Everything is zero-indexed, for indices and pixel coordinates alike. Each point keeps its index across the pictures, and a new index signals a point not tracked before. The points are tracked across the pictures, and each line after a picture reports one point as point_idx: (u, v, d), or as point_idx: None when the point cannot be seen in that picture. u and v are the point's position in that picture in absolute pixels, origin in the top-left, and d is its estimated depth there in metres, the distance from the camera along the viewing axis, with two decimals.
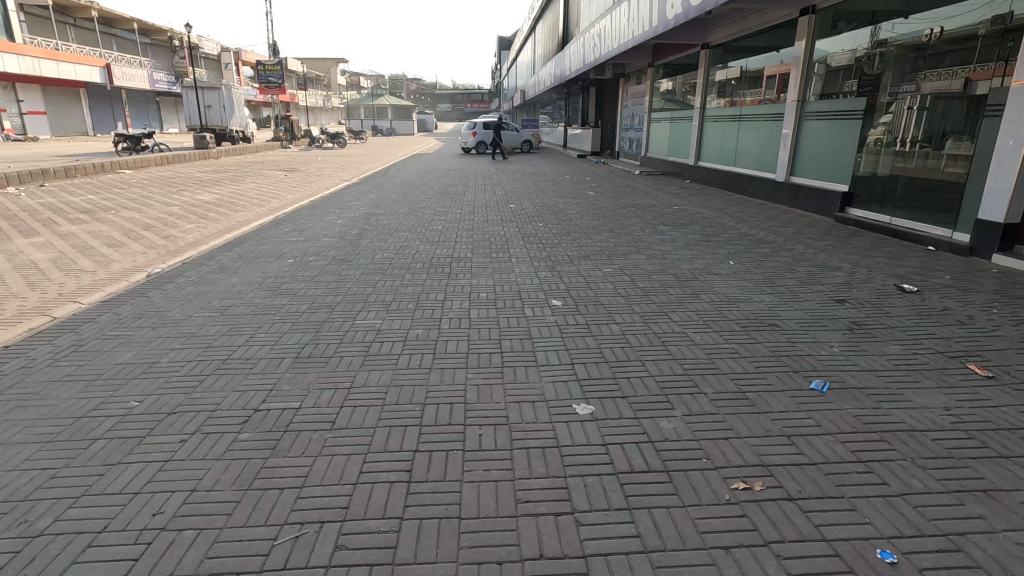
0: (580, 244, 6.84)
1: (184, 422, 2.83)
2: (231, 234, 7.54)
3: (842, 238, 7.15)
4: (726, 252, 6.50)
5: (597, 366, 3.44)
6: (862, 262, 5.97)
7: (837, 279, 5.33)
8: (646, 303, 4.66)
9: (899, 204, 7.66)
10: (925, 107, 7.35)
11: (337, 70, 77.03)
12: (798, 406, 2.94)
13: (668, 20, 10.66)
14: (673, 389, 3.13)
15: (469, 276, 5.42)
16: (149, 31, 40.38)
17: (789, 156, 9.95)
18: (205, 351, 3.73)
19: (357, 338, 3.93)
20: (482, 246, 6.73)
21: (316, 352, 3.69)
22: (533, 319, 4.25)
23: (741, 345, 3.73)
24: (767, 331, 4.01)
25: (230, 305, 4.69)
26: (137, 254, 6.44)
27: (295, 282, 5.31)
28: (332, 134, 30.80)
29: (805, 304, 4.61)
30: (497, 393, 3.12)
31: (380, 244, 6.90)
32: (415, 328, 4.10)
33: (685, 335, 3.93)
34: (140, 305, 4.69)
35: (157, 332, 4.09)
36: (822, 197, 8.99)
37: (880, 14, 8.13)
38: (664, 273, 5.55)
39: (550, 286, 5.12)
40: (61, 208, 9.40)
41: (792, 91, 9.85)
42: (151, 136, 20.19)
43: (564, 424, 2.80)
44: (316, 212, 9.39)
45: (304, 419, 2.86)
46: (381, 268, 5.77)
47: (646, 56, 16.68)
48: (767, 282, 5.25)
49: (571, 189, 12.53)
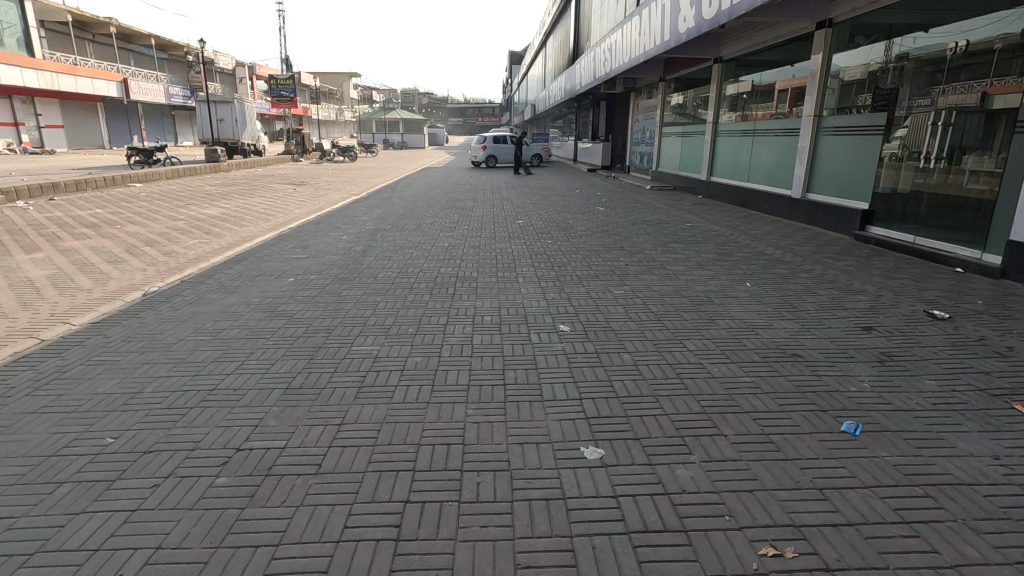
0: (590, 263, 6.61)
1: (159, 463, 2.61)
2: (233, 251, 7.40)
3: (864, 259, 6.85)
4: (742, 272, 6.24)
5: (607, 403, 3.18)
6: (887, 285, 5.67)
7: (862, 303, 5.05)
8: (659, 329, 4.41)
9: (923, 222, 7.36)
10: (947, 123, 7.08)
11: (350, 84, 77.84)
12: (829, 452, 2.67)
13: (680, 34, 10.48)
14: (690, 431, 2.87)
15: (473, 298, 5.20)
16: (166, 46, 41.09)
17: (805, 172, 9.67)
18: (193, 379, 3.53)
19: (353, 366, 3.71)
20: (488, 265, 6.52)
21: (307, 383, 3.46)
22: (539, 347, 4.01)
23: (762, 379, 3.47)
24: (790, 362, 3.74)
25: (225, 328, 4.50)
26: (136, 271, 6.31)
27: (294, 302, 5.13)
28: (343, 147, 30.93)
29: (830, 331, 4.33)
30: (498, 433, 2.88)
31: (384, 262, 6.73)
32: (414, 355, 3.88)
33: (702, 366, 3.68)
34: (132, 328, 4.52)
35: (145, 358, 3.90)
36: (841, 214, 8.70)
37: (897, 28, 7.87)
38: (677, 296, 5.29)
39: (558, 309, 4.89)
40: (68, 222, 9.35)
41: (808, 105, 9.59)
42: (163, 150, 20.34)
43: (571, 470, 2.56)
44: (321, 228, 9.25)
45: (288, 462, 2.64)
46: (383, 288, 5.58)
47: (657, 70, 16.53)
48: (788, 306, 4.98)
49: (581, 204, 12.33)
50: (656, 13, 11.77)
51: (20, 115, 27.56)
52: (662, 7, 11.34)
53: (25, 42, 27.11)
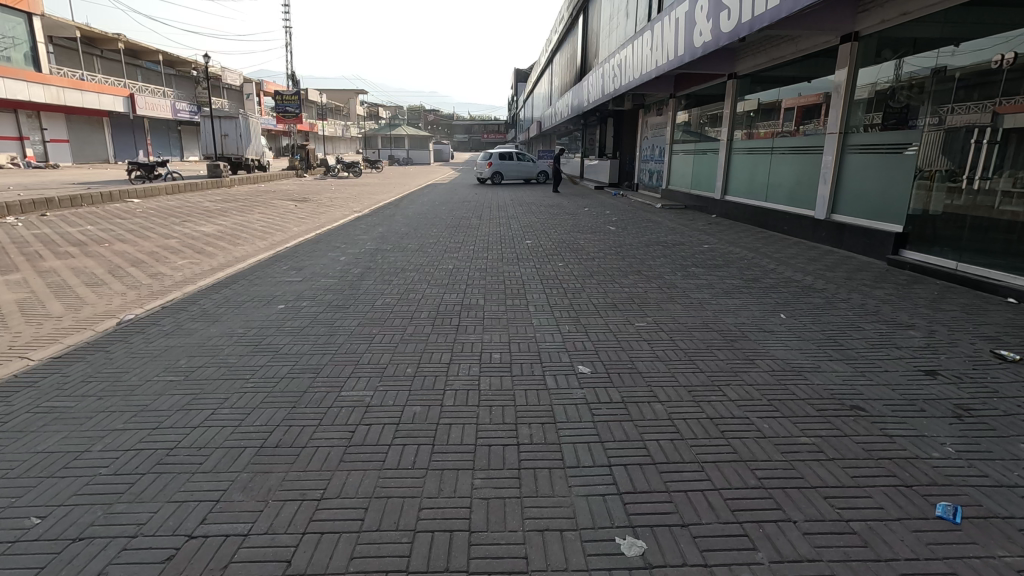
0: (606, 289, 6.10)
1: (89, 557, 2.09)
2: (223, 273, 6.92)
3: (904, 287, 6.30)
4: (774, 302, 5.70)
5: (644, 472, 2.65)
6: (938, 318, 5.12)
7: (915, 341, 4.49)
8: (692, 371, 3.86)
9: (964, 248, 6.78)
10: (1006, 134, 6.42)
11: (356, 101, 78.17)
12: (932, 551, 2.11)
13: (695, 49, 10.07)
14: (750, 515, 2.33)
15: (480, 330, 4.68)
16: (174, 63, 41.26)
17: (829, 192, 9.15)
18: (151, 435, 2.99)
19: (341, 418, 3.17)
20: (496, 291, 6.02)
21: (285, 441, 2.93)
22: (557, 394, 3.47)
23: (825, 440, 2.91)
24: (853, 417, 3.17)
25: (200, 366, 3.99)
26: (115, 296, 5.84)
27: (281, 335, 4.62)
28: (348, 163, 30.63)
29: (888, 377, 3.77)
30: (513, 515, 2.35)
31: (384, 287, 6.24)
32: (412, 404, 3.34)
33: (747, 420, 3.14)
34: (96, 365, 4.00)
35: (102, 405, 3.37)
36: (871, 237, 8.15)
37: (932, 41, 7.36)
38: (707, 330, 4.75)
39: (575, 345, 4.36)
40: (54, 240, 8.93)
41: (832, 121, 9.08)
42: (164, 165, 20.04)
43: (606, 573, 2.03)
44: (319, 247, 8.79)
45: (249, 557, 2.10)
46: (381, 317, 5.08)
47: (667, 86, 16.04)
48: (833, 344, 4.42)
49: (590, 223, 11.87)
50: (669, 27, 11.37)
51: (25, 130, 27.52)
52: (676, 21, 10.94)
53: (32, 57, 26.95)
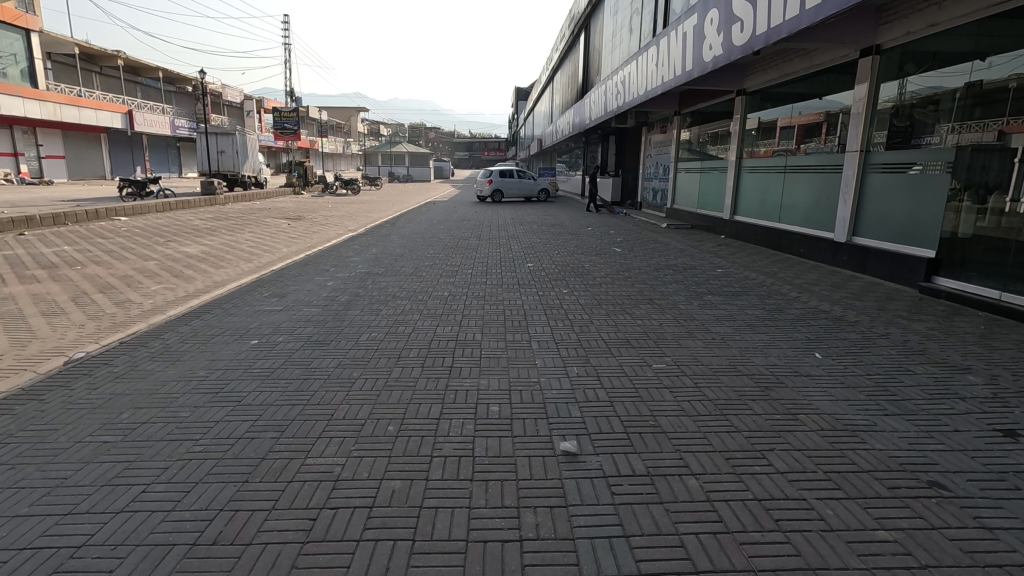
0: (616, 322, 5.50)
1: None
2: (196, 300, 6.32)
3: (945, 320, 5.71)
4: (805, 337, 5.09)
5: None
6: (995, 359, 4.52)
7: (978, 389, 3.89)
8: (729, 430, 3.24)
9: (1007, 275, 6.15)
10: None
11: (357, 118, 78.36)
12: None
13: (705, 62, 9.59)
14: None
15: (475, 374, 4.08)
16: (174, 80, 41.06)
17: (850, 213, 8.58)
18: (59, 525, 2.38)
19: (302, 499, 2.57)
20: (494, 324, 5.42)
21: (226, 534, 2.32)
22: (568, 464, 2.86)
23: (909, 537, 2.30)
24: (937, 501, 2.55)
25: (145, 420, 3.37)
26: (71, 328, 5.25)
27: (247, 379, 4.02)
28: (347, 180, 30.19)
29: (961, 439, 3.16)
30: None
31: (371, 317, 5.65)
32: (390, 478, 2.73)
33: (806, 504, 2.53)
34: (23, 419, 3.40)
35: (12, 478, 2.75)
36: (898, 262, 7.57)
37: (963, 55, 6.78)
38: (736, 375, 4.14)
39: (586, 393, 3.76)
40: (25, 262, 8.35)
41: (852, 139, 8.54)
42: (155, 182, 19.54)
43: None
44: (307, 271, 8.20)
45: None
46: (363, 357, 4.47)
47: (671, 103, 15.61)
48: (884, 394, 3.81)
49: (595, 244, 11.33)
50: (676, 40, 10.93)
51: (20, 145, 27.16)
52: (684, 33, 10.49)
53: (29, 73, 26.54)
